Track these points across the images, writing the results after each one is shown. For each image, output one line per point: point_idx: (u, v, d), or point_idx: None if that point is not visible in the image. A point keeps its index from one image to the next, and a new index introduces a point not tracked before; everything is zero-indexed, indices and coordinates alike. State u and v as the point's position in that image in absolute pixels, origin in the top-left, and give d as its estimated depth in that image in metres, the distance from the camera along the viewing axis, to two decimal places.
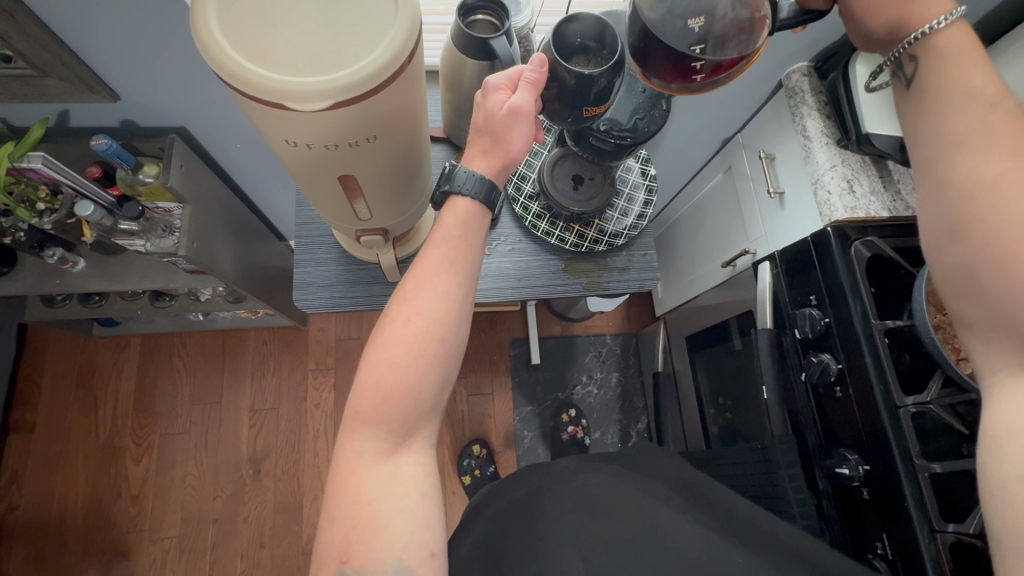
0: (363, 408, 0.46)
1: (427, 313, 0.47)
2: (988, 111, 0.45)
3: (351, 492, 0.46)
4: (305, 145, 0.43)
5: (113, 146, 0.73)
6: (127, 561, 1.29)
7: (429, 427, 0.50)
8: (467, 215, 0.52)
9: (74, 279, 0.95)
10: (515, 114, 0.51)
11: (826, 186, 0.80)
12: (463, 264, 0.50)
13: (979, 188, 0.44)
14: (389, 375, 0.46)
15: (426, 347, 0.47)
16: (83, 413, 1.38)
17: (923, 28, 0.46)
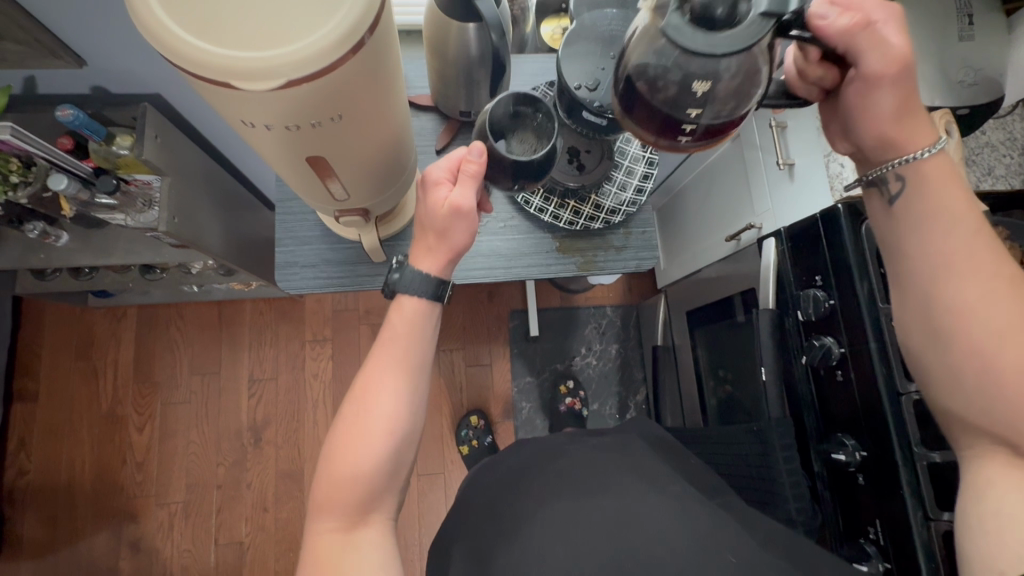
0: (321, 496, 0.49)
1: (377, 408, 0.50)
2: (974, 236, 0.46)
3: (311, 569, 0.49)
4: (264, 126, 0.39)
5: (80, 117, 0.69)
6: (135, 524, 1.33)
7: (388, 503, 0.52)
8: (417, 312, 0.53)
9: (59, 253, 0.93)
10: (455, 212, 0.50)
11: (840, 159, 0.75)
12: (412, 359, 0.52)
13: (963, 310, 0.47)
14: (342, 467, 0.49)
15: (376, 441, 0.49)
16: (84, 382, 1.39)
17: (909, 155, 0.46)
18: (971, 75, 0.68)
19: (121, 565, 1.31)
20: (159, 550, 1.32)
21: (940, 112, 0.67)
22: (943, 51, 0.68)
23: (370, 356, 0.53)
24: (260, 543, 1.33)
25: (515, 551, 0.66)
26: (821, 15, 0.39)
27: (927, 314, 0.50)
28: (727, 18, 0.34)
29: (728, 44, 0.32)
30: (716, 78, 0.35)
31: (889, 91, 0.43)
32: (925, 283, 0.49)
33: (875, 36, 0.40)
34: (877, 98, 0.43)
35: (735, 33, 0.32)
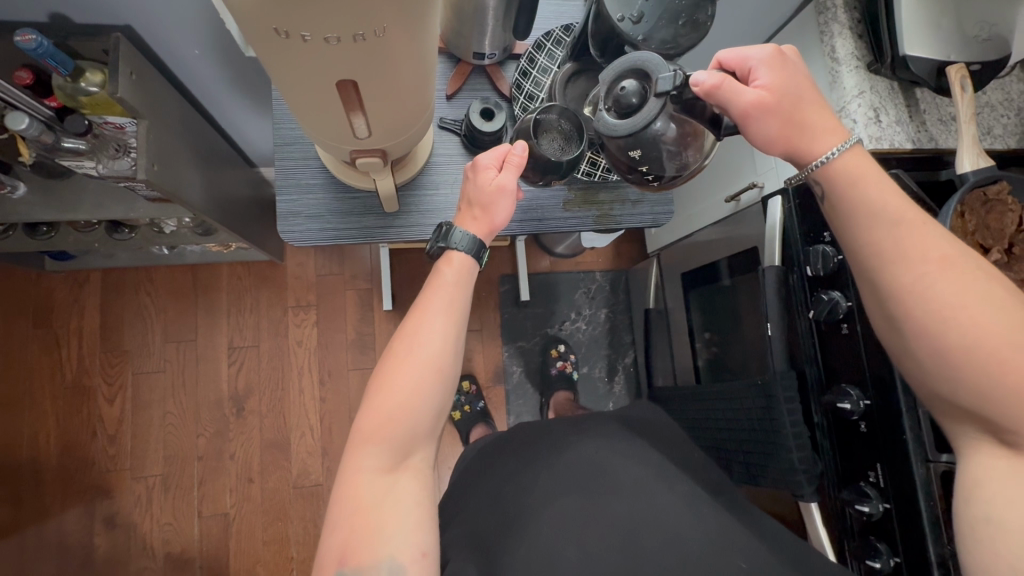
0: (366, 428, 0.51)
1: (425, 349, 0.53)
2: (897, 228, 0.49)
3: (351, 502, 0.50)
4: (300, 36, 0.35)
5: (44, 44, 0.61)
6: (110, 499, 1.27)
7: (426, 449, 0.54)
8: (463, 269, 0.57)
9: (15, 207, 0.83)
10: (501, 190, 0.58)
11: (852, 115, 0.75)
12: (459, 307, 0.56)
13: (906, 291, 0.48)
14: (389, 402, 0.52)
15: (423, 380, 0.52)
16: (45, 352, 1.29)
17: (820, 159, 0.51)
18: (984, 30, 0.69)
19: (97, 542, 1.25)
20: (138, 524, 1.27)
21: (955, 67, 0.68)
22: (957, 6, 0.69)
23: (418, 301, 0.56)
24: (247, 514, 1.30)
25: (523, 544, 0.68)
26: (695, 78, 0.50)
27: (884, 303, 0.51)
28: (641, 102, 0.51)
29: (631, 127, 0.50)
30: (659, 139, 0.54)
31: (770, 118, 0.50)
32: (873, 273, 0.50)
33: (735, 85, 0.49)
34: (759, 126, 0.50)
35: (635, 122, 0.50)
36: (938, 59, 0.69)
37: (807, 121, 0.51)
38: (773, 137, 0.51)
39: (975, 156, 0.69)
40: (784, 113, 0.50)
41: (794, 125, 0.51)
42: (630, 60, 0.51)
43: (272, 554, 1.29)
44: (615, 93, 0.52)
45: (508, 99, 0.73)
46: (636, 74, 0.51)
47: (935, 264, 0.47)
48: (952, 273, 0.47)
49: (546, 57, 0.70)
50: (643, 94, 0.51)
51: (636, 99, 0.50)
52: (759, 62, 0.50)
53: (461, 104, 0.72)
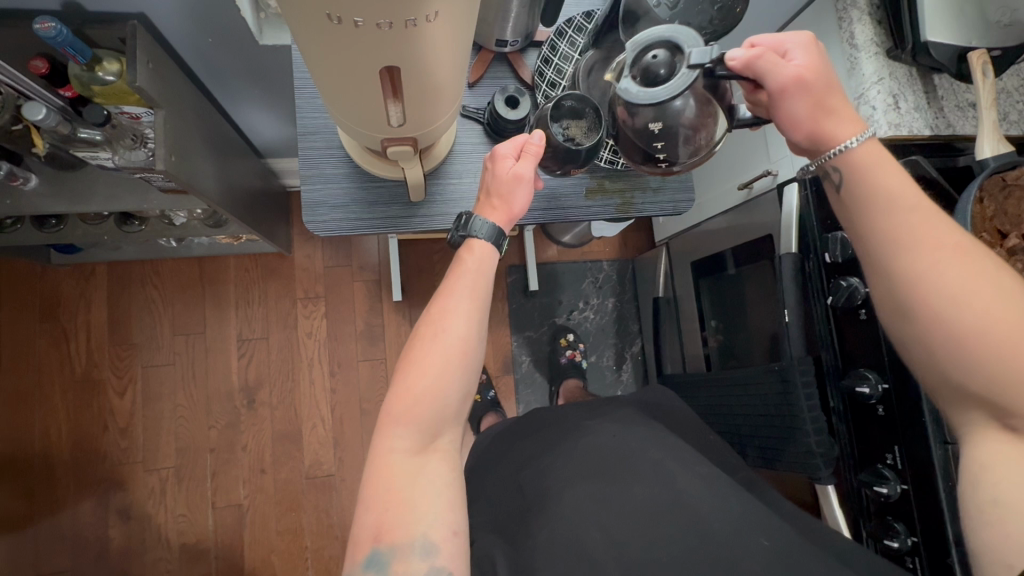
0: (395, 409, 0.51)
1: (452, 330, 0.53)
2: (909, 213, 0.48)
3: (382, 483, 0.50)
4: (352, 22, 0.35)
5: (63, 32, 0.60)
6: (123, 491, 1.27)
7: (455, 431, 0.54)
8: (484, 257, 0.57)
9: (28, 199, 0.82)
10: (518, 179, 0.58)
11: (871, 101, 0.75)
12: (483, 288, 0.56)
13: (917, 277, 0.48)
14: (417, 383, 0.51)
15: (451, 360, 0.52)
16: (54, 346, 1.28)
17: (838, 147, 0.49)
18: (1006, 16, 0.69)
19: (112, 533, 1.26)
20: (152, 516, 1.27)
21: (978, 52, 0.68)
22: None
23: (442, 285, 0.56)
24: (260, 504, 1.30)
25: (550, 525, 0.68)
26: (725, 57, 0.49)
27: (892, 287, 0.50)
28: (671, 72, 0.47)
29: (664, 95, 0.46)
30: (677, 116, 0.53)
31: (802, 97, 0.48)
32: (885, 257, 0.49)
33: (772, 59, 0.47)
34: (789, 105, 0.49)
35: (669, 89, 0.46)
36: (960, 45, 0.69)
37: (833, 103, 0.49)
38: (788, 123, 0.50)
39: (995, 142, 0.69)
40: (815, 94, 0.48)
41: (817, 109, 0.49)
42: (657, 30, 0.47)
43: (287, 544, 1.30)
44: (642, 61, 0.48)
45: (530, 87, 0.72)
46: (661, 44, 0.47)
47: (952, 249, 0.48)
48: (961, 261, 0.47)
49: (567, 44, 0.70)
50: (672, 64, 0.47)
51: (665, 69, 0.46)
52: (795, 44, 0.48)
53: (484, 92, 0.72)
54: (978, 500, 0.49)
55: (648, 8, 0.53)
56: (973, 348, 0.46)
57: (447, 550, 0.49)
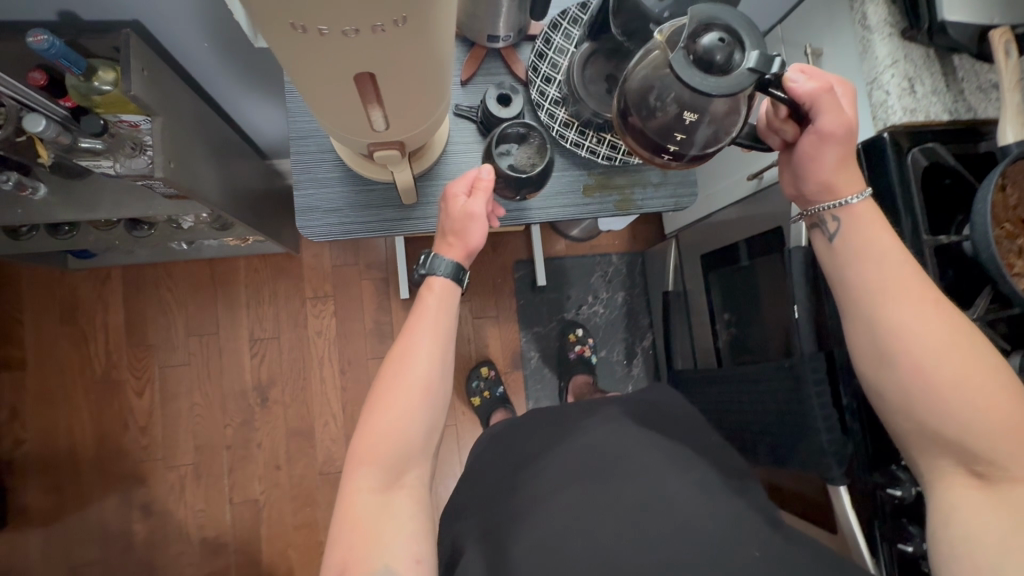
0: (362, 449, 0.57)
1: (414, 374, 0.60)
2: (903, 269, 0.57)
3: (349, 516, 0.56)
4: (317, 31, 0.34)
5: (56, 44, 0.60)
6: (145, 488, 1.31)
7: (421, 466, 0.61)
8: (444, 295, 0.63)
9: (38, 208, 0.84)
10: (469, 216, 0.61)
11: (884, 86, 0.72)
12: (443, 336, 0.62)
13: (902, 329, 0.56)
14: (381, 423, 0.58)
15: (413, 402, 0.59)
16: (74, 348, 1.32)
17: (840, 201, 0.59)
18: None
19: (136, 528, 1.30)
20: (173, 511, 1.31)
21: (999, 31, 0.64)
22: None
23: (406, 330, 0.62)
24: (276, 499, 1.33)
25: (532, 530, 0.67)
26: (793, 79, 0.53)
27: (876, 338, 0.58)
28: (725, 62, 0.45)
29: (715, 87, 0.44)
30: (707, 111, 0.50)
31: (836, 147, 0.56)
32: (869, 306, 0.58)
33: (828, 101, 0.53)
34: (824, 151, 0.57)
35: (721, 82, 0.44)
36: (982, 23, 0.65)
37: (851, 161, 0.58)
38: (808, 155, 0.58)
39: (1018, 125, 0.65)
40: (846, 142, 0.56)
41: (837, 164, 0.58)
42: (717, 15, 0.45)
43: (303, 538, 1.32)
44: (698, 44, 0.45)
45: (524, 83, 0.70)
46: (721, 30, 0.45)
47: (931, 303, 0.56)
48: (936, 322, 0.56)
49: (561, 37, 0.69)
50: (730, 55, 0.45)
51: (722, 57, 0.44)
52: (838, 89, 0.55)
53: (477, 90, 0.70)
54: (951, 535, 0.55)
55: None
56: (950, 397, 0.55)
57: None
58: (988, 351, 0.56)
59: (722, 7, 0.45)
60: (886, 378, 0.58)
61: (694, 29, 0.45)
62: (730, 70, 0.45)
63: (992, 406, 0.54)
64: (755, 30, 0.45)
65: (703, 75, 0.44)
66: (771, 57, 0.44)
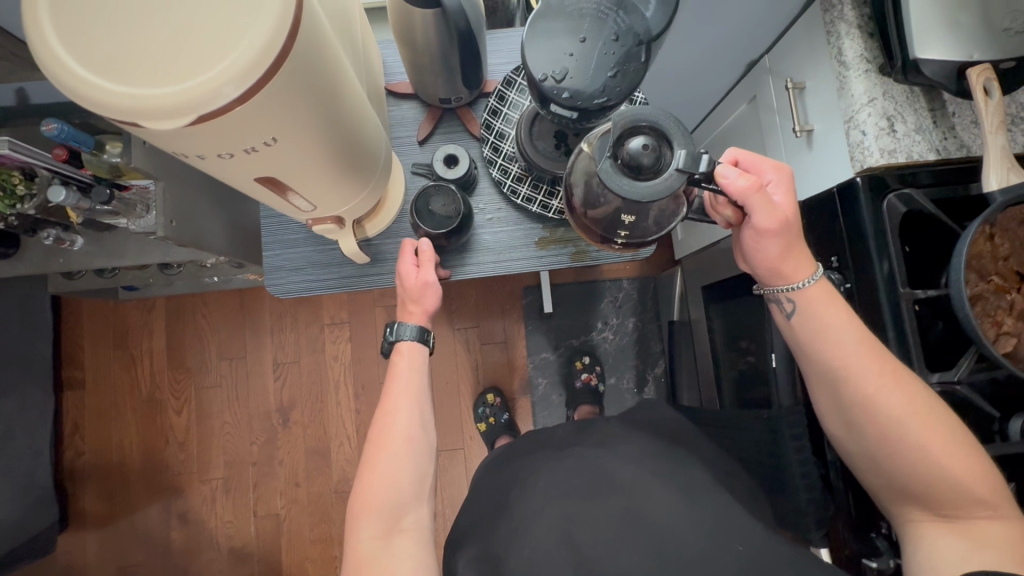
0: (359, 504, 0.59)
1: (398, 430, 0.62)
2: (858, 341, 0.56)
3: (353, 569, 0.57)
4: (197, 156, 0.37)
5: (64, 129, 0.69)
6: (181, 498, 1.44)
7: (417, 511, 0.62)
8: (414, 356, 0.66)
9: (77, 257, 0.95)
10: (426, 286, 0.65)
11: (861, 125, 0.67)
12: (421, 390, 0.65)
13: (866, 398, 0.56)
14: (373, 476, 0.60)
15: (400, 457, 0.62)
16: (125, 370, 1.48)
17: (793, 285, 0.58)
18: (1019, 21, 0.60)
19: (174, 535, 1.43)
20: (205, 521, 1.43)
21: (978, 69, 0.60)
22: None
23: (387, 388, 0.65)
24: (295, 514, 1.42)
25: (524, 546, 0.66)
26: (726, 174, 0.53)
27: (842, 402, 0.58)
28: (653, 164, 0.44)
29: (649, 193, 0.43)
30: (644, 209, 0.49)
31: (776, 240, 0.57)
32: (831, 375, 0.58)
33: (760, 200, 0.54)
34: (766, 243, 0.57)
35: (654, 186, 0.44)
36: (959, 60, 0.60)
37: (797, 248, 0.58)
38: (749, 243, 0.58)
39: (1005, 170, 0.60)
40: (788, 235, 0.57)
41: (781, 253, 0.58)
42: (644, 119, 0.45)
43: (319, 552, 1.40)
44: (625, 150, 0.44)
45: (479, 139, 0.72)
46: (647, 131, 0.45)
47: (890, 375, 0.56)
48: (909, 384, 0.56)
49: (516, 93, 0.70)
50: (657, 156, 0.44)
51: (649, 162, 0.44)
52: (773, 181, 0.58)
53: (435, 148, 0.73)
54: None
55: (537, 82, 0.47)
56: (918, 458, 0.54)
57: None
58: (948, 415, 0.55)
59: (645, 108, 0.45)
60: (853, 442, 0.59)
61: (620, 134, 0.45)
62: (659, 171, 0.44)
63: (962, 462, 0.53)
64: (679, 128, 0.45)
65: (635, 181, 0.44)
66: (698, 155, 0.44)
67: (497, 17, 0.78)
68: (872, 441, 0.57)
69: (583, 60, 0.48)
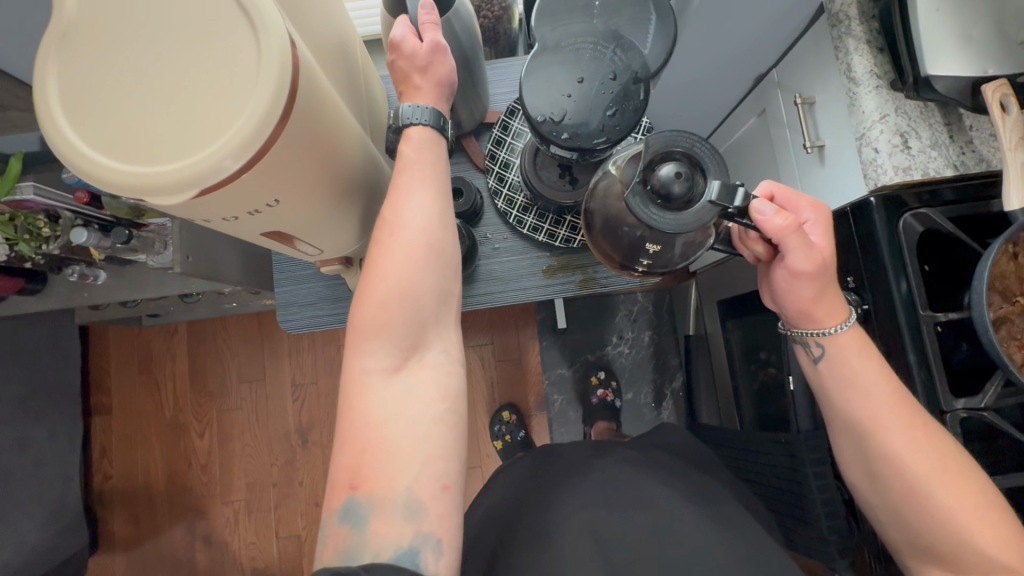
0: (362, 324, 0.45)
1: (412, 222, 0.46)
2: (887, 397, 0.53)
3: (355, 406, 0.44)
4: (203, 221, 0.38)
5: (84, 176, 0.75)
6: (205, 520, 1.46)
7: (440, 338, 0.48)
8: (427, 144, 0.49)
9: (99, 291, 0.96)
10: (437, 47, 0.49)
11: (873, 142, 0.65)
12: (442, 177, 0.49)
13: (890, 455, 0.53)
14: (381, 282, 0.45)
15: (415, 250, 0.46)
16: (150, 394, 1.51)
17: (822, 331, 0.55)
18: None
19: (198, 557, 1.46)
20: (228, 542, 1.45)
21: (994, 84, 0.58)
22: (996, 7, 0.59)
23: (395, 180, 0.48)
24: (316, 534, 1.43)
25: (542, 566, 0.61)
26: (762, 210, 0.49)
27: (865, 452, 0.55)
28: (685, 193, 0.43)
29: (676, 225, 0.42)
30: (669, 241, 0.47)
31: (812, 282, 0.53)
32: (857, 428, 0.54)
33: (795, 241, 0.49)
34: (800, 285, 0.53)
35: (683, 219, 0.42)
36: (973, 75, 0.59)
37: (830, 292, 0.54)
38: (780, 282, 0.54)
39: None
40: (822, 278, 0.53)
41: (815, 294, 0.54)
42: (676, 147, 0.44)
43: None
44: (656, 178, 0.43)
45: (483, 170, 0.72)
46: (681, 157, 0.44)
47: (920, 430, 0.52)
48: (941, 450, 0.52)
49: (519, 122, 0.71)
50: (690, 185, 0.43)
51: (680, 190, 0.42)
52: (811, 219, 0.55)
53: None
54: None
55: (537, 125, 0.47)
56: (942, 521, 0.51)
57: (436, 510, 0.42)
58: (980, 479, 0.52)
59: (681, 135, 0.44)
60: (880, 495, 0.56)
61: (652, 159, 0.44)
62: (690, 202, 0.43)
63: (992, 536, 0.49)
64: (714, 158, 0.44)
65: (663, 210, 0.43)
66: (733, 189, 0.42)
67: (500, 46, 0.77)
68: (896, 496, 0.54)
69: (583, 98, 0.47)
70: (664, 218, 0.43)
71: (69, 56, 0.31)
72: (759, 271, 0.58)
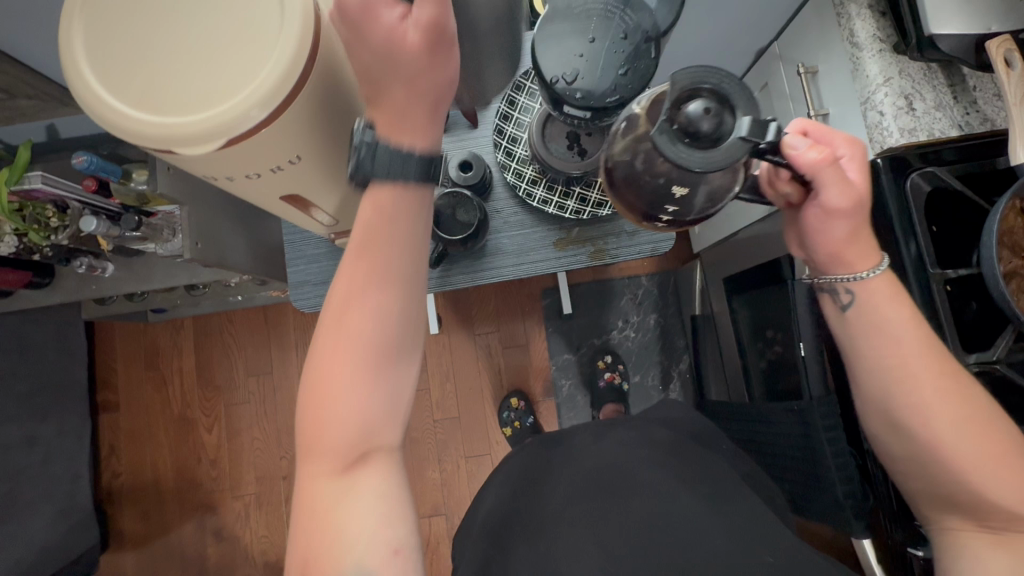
0: (308, 426, 0.42)
1: (364, 328, 0.40)
2: (918, 347, 0.52)
3: (303, 508, 0.43)
4: (226, 179, 0.39)
5: (93, 162, 0.74)
6: (216, 515, 1.47)
7: (395, 430, 0.44)
8: (398, 208, 0.39)
9: (108, 283, 0.96)
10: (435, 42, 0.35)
11: (878, 105, 0.66)
12: (403, 263, 0.41)
13: (920, 405, 0.52)
14: (330, 393, 0.41)
15: (365, 363, 0.40)
16: (157, 390, 1.52)
17: (855, 275, 0.53)
18: None
19: (209, 551, 1.46)
20: (240, 536, 1.45)
21: (998, 40, 0.58)
22: None
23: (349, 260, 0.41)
24: None
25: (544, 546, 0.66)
26: (794, 145, 0.47)
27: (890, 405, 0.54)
28: (714, 131, 0.40)
29: (704, 164, 0.39)
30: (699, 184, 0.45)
31: (845, 222, 0.51)
32: (885, 379, 0.53)
33: (830, 174, 0.47)
34: (834, 224, 0.51)
35: (711, 157, 0.39)
36: (976, 33, 0.59)
37: (864, 232, 0.52)
38: (813, 225, 0.52)
39: None
40: (859, 217, 0.51)
41: (846, 236, 0.52)
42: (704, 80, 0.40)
43: None
44: (684, 114, 0.40)
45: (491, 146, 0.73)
46: (709, 93, 0.41)
47: (949, 380, 0.52)
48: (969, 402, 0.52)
49: (526, 96, 0.71)
50: (719, 122, 0.40)
51: (709, 126, 0.39)
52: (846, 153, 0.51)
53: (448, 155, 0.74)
54: None
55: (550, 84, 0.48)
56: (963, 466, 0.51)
57: None
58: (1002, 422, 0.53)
59: (708, 69, 0.41)
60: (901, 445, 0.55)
61: (678, 96, 0.41)
62: (720, 140, 0.40)
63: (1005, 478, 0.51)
64: (745, 92, 0.41)
65: (691, 149, 0.40)
66: (765, 122, 0.40)
67: None
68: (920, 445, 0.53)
69: (593, 56, 0.48)
70: (692, 157, 0.40)
71: (96, 10, 0.32)
72: (788, 215, 0.56)
